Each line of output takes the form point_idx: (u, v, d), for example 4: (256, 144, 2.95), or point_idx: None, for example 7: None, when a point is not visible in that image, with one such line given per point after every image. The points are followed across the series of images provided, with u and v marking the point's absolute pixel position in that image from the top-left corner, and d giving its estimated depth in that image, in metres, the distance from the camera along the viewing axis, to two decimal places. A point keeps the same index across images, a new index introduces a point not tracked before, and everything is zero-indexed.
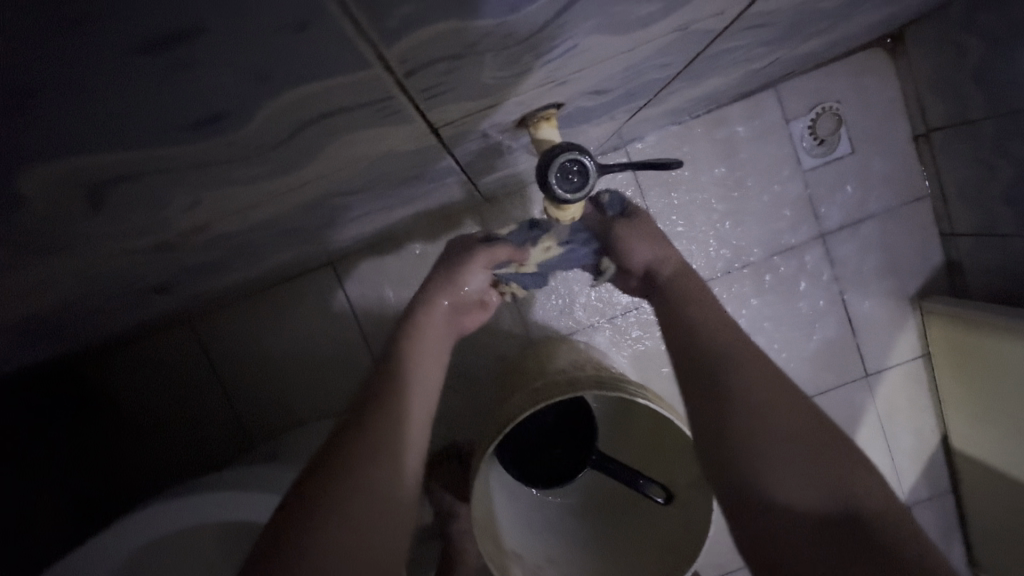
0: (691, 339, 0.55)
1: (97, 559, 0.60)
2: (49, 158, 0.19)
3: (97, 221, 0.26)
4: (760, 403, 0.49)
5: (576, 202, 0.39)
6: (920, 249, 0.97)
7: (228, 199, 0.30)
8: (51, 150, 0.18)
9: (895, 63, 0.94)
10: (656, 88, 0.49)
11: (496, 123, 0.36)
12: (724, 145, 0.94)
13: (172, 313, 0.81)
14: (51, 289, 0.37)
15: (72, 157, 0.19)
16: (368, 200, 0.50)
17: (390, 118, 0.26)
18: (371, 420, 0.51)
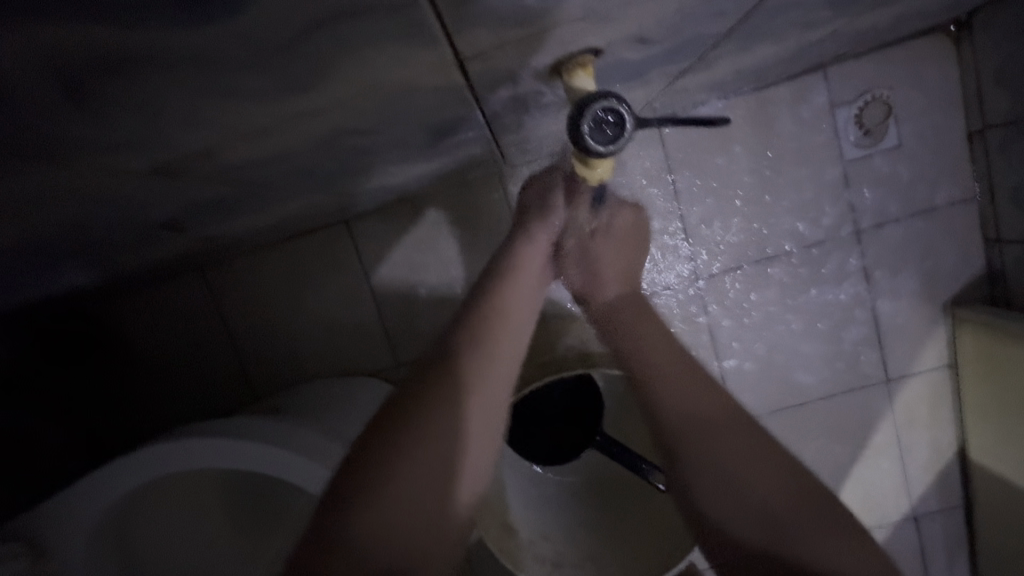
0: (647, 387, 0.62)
1: (102, 483, 0.62)
2: (42, 20, 0.18)
3: (91, 122, 0.25)
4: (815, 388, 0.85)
5: (609, 155, 0.37)
6: (962, 254, 0.91)
7: (234, 119, 0.29)
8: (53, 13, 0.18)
9: (958, 51, 0.88)
10: (703, 47, 0.45)
11: (529, 63, 0.34)
12: (764, 127, 0.89)
13: (183, 258, 0.80)
14: (47, 206, 0.35)
15: (67, 27, 0.19)
16: (384, 148, 0.47)
17: (408, 33, 0.25)
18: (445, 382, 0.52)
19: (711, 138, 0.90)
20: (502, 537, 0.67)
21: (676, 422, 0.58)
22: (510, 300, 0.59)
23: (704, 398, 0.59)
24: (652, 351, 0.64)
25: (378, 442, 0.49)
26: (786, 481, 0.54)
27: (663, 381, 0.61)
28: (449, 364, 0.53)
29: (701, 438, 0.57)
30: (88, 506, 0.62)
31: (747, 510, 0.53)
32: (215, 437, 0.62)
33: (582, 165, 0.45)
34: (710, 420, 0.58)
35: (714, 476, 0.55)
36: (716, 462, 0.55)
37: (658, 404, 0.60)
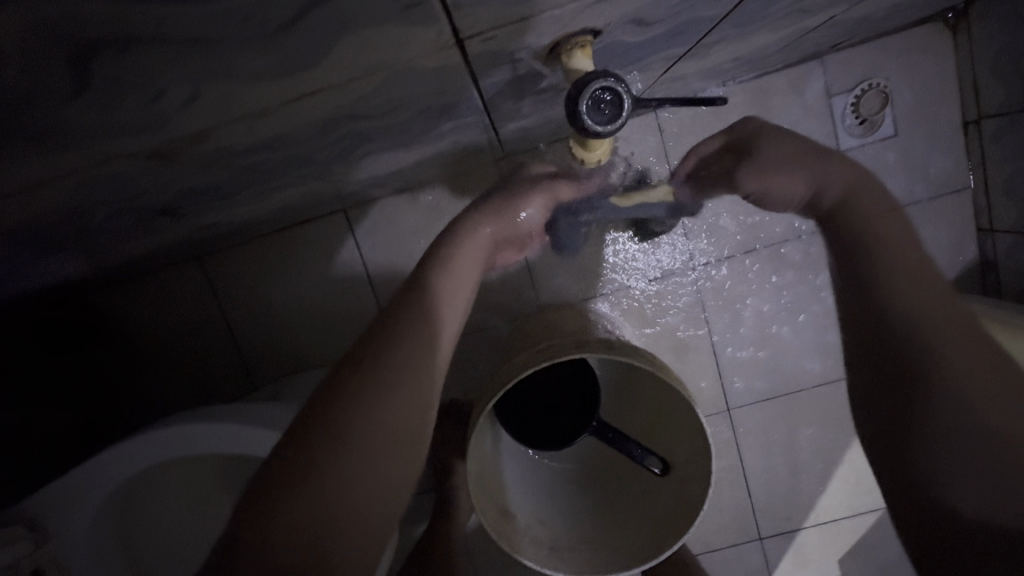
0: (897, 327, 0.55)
1: (105, 468, 0.62)
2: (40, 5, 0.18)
3: (88, 104, 0.25)
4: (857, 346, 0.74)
5: (607, 135, 0.37)
6: (955, 243, 0.92)
7: (231, 100, 0.29)
8: None
9: (954, 41, 0.88)
10: (700, 31, 0.45)
11: (526, 45, 0.34)
12: (761, 116, 0.90)
13: (181, 246, 0.80)
14: (45, 190, 0.35)
15: (65, 10, 0.19)
16: (384, 133, 0.47)
17: (407, 12, 0.25)
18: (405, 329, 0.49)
19: (708, 127, 0.90)
20: (501, 522, 0.68)
21: (959, 364, 0.52)
22: (459, 265, 0.57)
23: (916, 310, 0.55)
24: (886, 241, 0.60)
25: (325, 402, 0.45)
26: (1007, 401, 0.50)
27: (895, 277, 0.57)
28: (394, 323, 0.49)
29: (964, 363, 0.52)
30: (90, 491, 0.63)
31: (982, 482, 0.49)
32: (215, 423, 0.62)
33: (581, 148, 0.45)
34: (937, 323, 0.56)
35: (969, 407, 0.51)
36: (988, 394, 0.51)
37: (889, 293, 0.57)
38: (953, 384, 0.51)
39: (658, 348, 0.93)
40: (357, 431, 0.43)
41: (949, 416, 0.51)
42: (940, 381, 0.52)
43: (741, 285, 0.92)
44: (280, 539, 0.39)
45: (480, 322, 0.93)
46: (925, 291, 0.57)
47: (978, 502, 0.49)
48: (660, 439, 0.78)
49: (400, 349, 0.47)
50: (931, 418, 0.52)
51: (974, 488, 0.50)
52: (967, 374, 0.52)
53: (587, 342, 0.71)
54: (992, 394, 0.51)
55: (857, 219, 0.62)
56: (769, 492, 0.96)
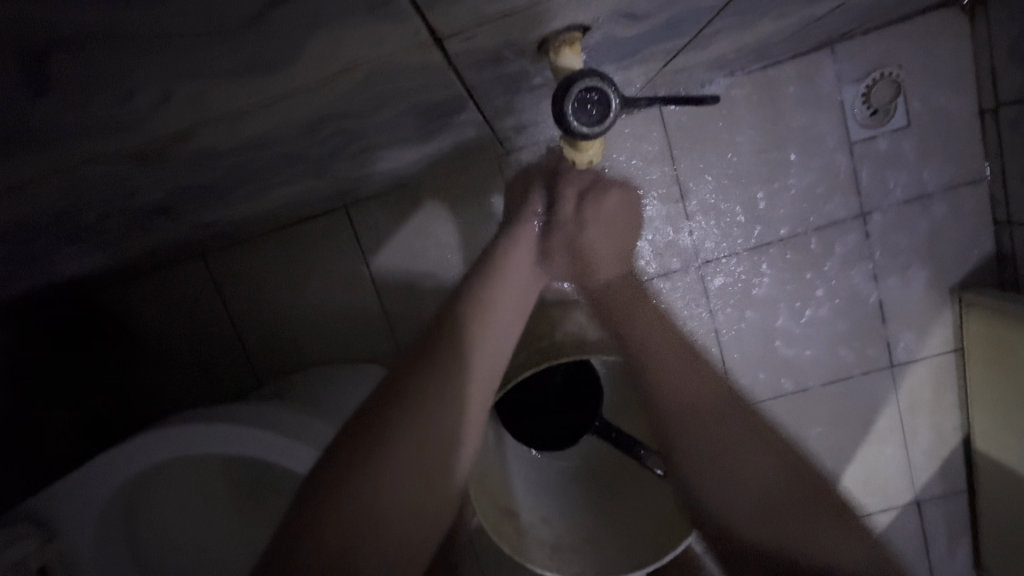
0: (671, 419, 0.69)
1: (107, 467, 0.63)
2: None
3: (56, 108, 0.24)
4: (686, 388, 0.70)
5: (594, 137, 0.36)
6: (970, 237, 0.89)
7: (206, 100, 0.28)
8: None
9: (971, 26, 0.85)
10: (698, 21, 0.43)
11: (511, 41, 0.33)
12: (768, 107, 0.87)
13: (182, 245, 0.80)
14: (29, 193, 0.35)
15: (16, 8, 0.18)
16: (375, 130, 0.47)
17: (379, 8, 0.24)
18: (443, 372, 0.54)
19: (714, 120, 0.88)
20: (501, 522, 0.68)
21: (743, 473, 0.64)
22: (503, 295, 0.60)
23: (722, 430, 0.67)
24: (664, 370, 0.71)
25: (367, 430, 0.51)
26: (767, 463, 0.66)
27: (692, 441, 0.67)
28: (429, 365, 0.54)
29: (696, 407, 0.69)
30: (92, 489, 0.63)
31: (746, 511, 0.64)
32: (213, 423, 0.62)
33: (571, 149, 0.44)
34: (702, 409, 0.68)
35: (686, 448, 0.67)
36: (743, 478, 0.64)
37: (685, 451, 0.68)
38: (714, 448, 0.66)
39: None
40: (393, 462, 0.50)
41: (711, 463, 0.66)
42: (697, 460, 0.67)
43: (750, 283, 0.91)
44: (320, 539, 0.47)
45: None
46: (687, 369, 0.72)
47: (748, 530, 0.63)
48: None
49: (437, 393, 0.53)
50: (691, 472, 0.67)
51: (748, 521, 0.63)
52: (711, 443, 0.66)
53: (587, 341, 0.70)
54: (712, 434, 0.66)
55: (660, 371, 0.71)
56: None
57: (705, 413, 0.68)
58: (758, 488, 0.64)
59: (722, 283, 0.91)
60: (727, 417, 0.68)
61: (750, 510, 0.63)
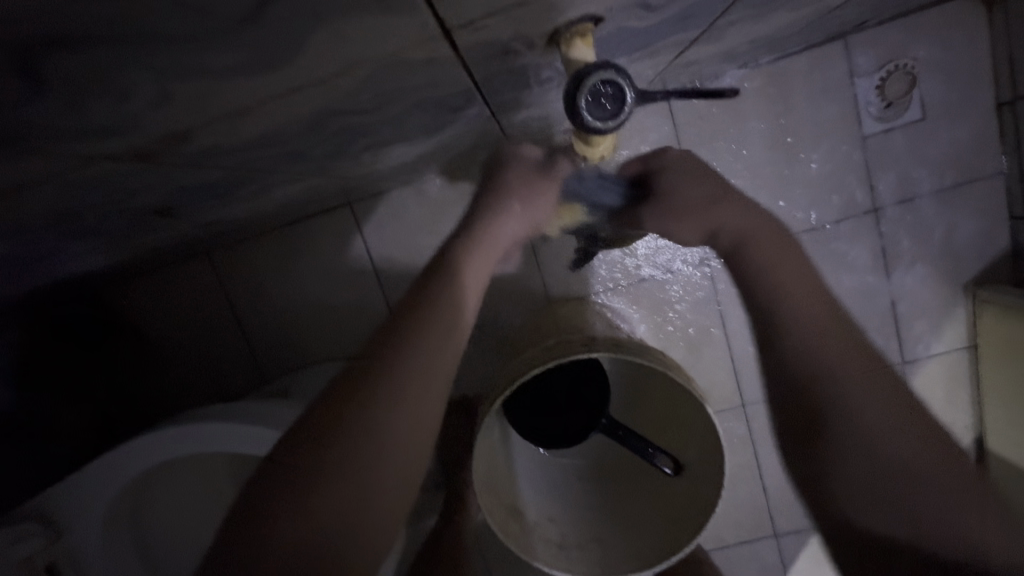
0: (791, 333, 0.51)
1: (112, 466, 0.63)
2: None
3: (53, 108, 0.24)
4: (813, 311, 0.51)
5: (608, 131, 0.35)
6: (985, 233, 0.88)
7: (205, 98, 0.27)
8: None
9: (989, 16, 0.83)
10: (712, 13, 0.42)
11: (521, 34, 0.32)
12: (779, 100, 0.86)
13: (187, 243, 0.79)
14: (29, 193, 0.34)
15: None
16: (381, 127, 0.46)
17: (385, 3, 0.23)
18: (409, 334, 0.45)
19: (724, 115, 0.86)
20: (508, 521, 0.67)
21: (886, 415, 0.46)
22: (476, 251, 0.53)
23: (840, 362, 0.49)
24: (783, 281, 0.53)
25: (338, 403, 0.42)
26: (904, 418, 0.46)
27: (828, 363, 0.49)
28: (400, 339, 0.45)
29: (823, 339, 0.50)
30: (95, 488, 0.63)
31: (878, 484, 0.45)
32: (220, 422, 0.61)
33: (583, 143, 0.43)
34: (825, 335, 0.50)
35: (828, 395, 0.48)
36: (904, 438, 0.46)
37: (818, 382, 0.49)
38: (853, 396, 0.47)
39: (668, 343, 0.91)
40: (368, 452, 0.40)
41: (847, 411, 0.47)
42: (838, 403, 0.47)
43: None
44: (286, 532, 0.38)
45: (488, 317, 0.91)
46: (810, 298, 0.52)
47: (884, 524, 0.44)
48: (671, 437, 0.75)
49: (397, 369, 0.43)
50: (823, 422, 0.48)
51: (873, 497, 0.45)
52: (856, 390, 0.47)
53: (594, 340, 0.69)
54: (861, 375, 0.48)
55: (756, 278, 0.55)
56: (784, 488, 0.93)
57: (852, 349, 0.49)
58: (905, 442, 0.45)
59: None
60: (854, 355, 0.49)
61: (887, 481, 0.45)
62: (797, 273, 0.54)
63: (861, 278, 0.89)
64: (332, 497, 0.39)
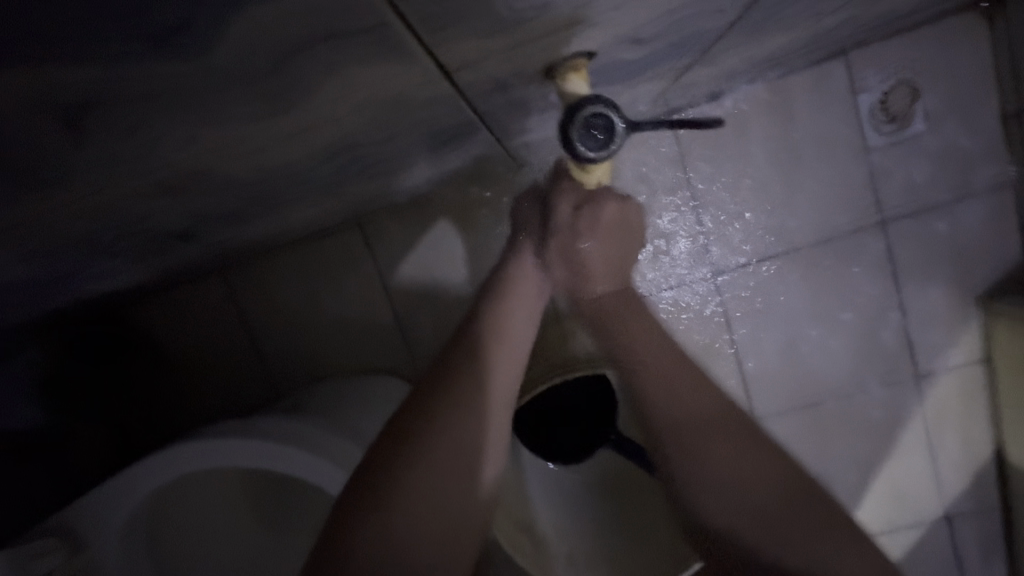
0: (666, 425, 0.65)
1: (134, 482, 0.65)
2: (29, 66, 0.19)
3: (89, 153, 0.26)
4: (706, 434, 0.62)
5: (601, 159, 0.38)
6: (996, 245, 0.87)
7: (227, 139, 0.30)
8: (36, 59, 0.18)
9: (991, 31, 0.83)
10: (706, 41, 0.44)
11: (519, 69, 0.34)
12: (781, 118, 0.87)
13: (205, 263, 0.82)
14: (62, 222, 0.37)
15: (49, 69, 0.19)
16: (390, 155, 0.48)
17: (389, 52, 0.25)
18: (446, 385, 0.56)
19: (728, 132, 0.88)
20: (518, 536, 0.68)
21: (724, 451, 0.62)
22: (499, 373, 0.59)
23: (694, 404, 0.64)
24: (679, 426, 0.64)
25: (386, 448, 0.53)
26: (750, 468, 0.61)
27: (695, 456, 0.63)
28: (419, 422, 0.55)
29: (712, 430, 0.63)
30: (117, 502, 0.65)
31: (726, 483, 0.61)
32: (229, 439, 0.63)
33: (580, 170, 0.45)
34: (710, 423, 0.63)
35: (700, 480, 0.63)
36: (730, 454, 0.62)
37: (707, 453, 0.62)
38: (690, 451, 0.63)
39: None
40: (419, 463, 0.53)
41: (705, 465, 0.62)
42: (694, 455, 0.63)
43: (774, 293, 0.89)
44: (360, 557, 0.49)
45: None
46: (693, 404, 0.64)
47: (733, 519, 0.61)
48: None
49: (425, 430, 0.54)
50: (700, 475, 0.63)
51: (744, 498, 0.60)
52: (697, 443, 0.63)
53: (601, 355, 0.70)
54: (736, 460, 0.61)
55: (674, 399, 0.66)
56: None
57: (713, 416, 0.63)
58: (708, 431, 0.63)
59: (763, 290, 0.90)
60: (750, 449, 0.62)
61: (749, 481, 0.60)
62: (693, 384, 0.65)
63: (872, 289, 0.89)
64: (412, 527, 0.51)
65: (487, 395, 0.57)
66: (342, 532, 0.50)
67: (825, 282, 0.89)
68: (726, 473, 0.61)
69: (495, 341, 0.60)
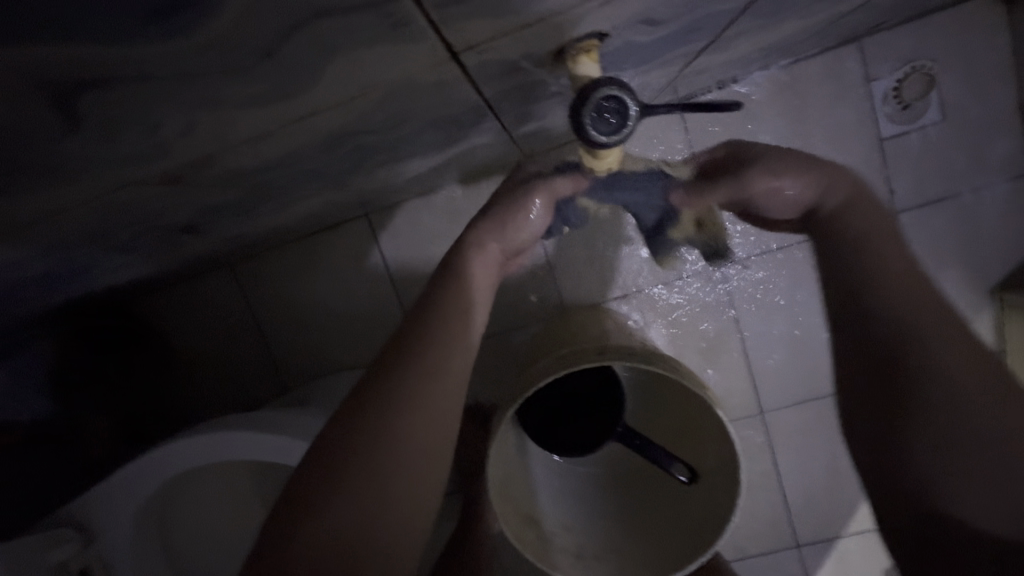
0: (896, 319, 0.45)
1: (142, 475, 0.65)
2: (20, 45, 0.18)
3: (87, 140, 0.25)
4: (932, 338, 0.44)
5: (613, 144, 0.36)
6: (1013, 234, 0.85)
7: (228, 126, 0.29)
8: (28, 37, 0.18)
9: (1009, 15, 0.81)
10: (719, 24, 0.43)
11: (528, 53, 0.33)
12: (793, 106, 0.85)
13: (211, 255, 0.82)
14: (67, 216, 0.37)
15: (42, 49, 0.19)
16: (396, 144, 0.47)
17: (394, 31, 0.24)
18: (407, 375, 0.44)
19: (737, 122, 0.86)
20: (524, 529, 0.68)
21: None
22: (456, 346, 0.47)
23: (912, 304, 0.45)
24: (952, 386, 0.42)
25: (336, 430, 0.43)
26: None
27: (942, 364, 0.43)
28: (364, 399, 0.44)
29: (953, 357, 0.43)
30: (126, 495, 0.66)
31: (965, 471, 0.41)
32: (236, 431, 0.62)
33: (590, 157, 0.44)
34: (944, 344, 0.44)
35: (946, 420, 0.42)
36: (966, 375, 0.42)
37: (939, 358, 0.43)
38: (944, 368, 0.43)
39: (684, 352, 0.90)
40: (382, 451, 0.42)
41: (949, 405, 0.42)
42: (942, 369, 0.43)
43: (784, 286, 0.88)
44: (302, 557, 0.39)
45: (504, 326, 0.92)
46: (922, 294, 0.46)
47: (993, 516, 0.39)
48: (687, 445, 0.75)
49: (382, 414, 0.43)
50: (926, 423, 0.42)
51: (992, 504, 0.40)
52: (947, 350, 0.43)
53: (608, 347, 0.69)
54: (970, 376, 0.42)
55: (873, 255, 0.48)
56: (805, 499, 0.91)
57: (975, 354, 0.43)
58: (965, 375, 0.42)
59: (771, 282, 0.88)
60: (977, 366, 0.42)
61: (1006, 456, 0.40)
62: (912, 266, 0.47)
63: None
64: (352, 539, 0.40)
65: (439, 368, 0.45)
66: (301, 514, 0.40)
67: None
68: (964, 392, 0.42)
69: (458, 309, 0.49)
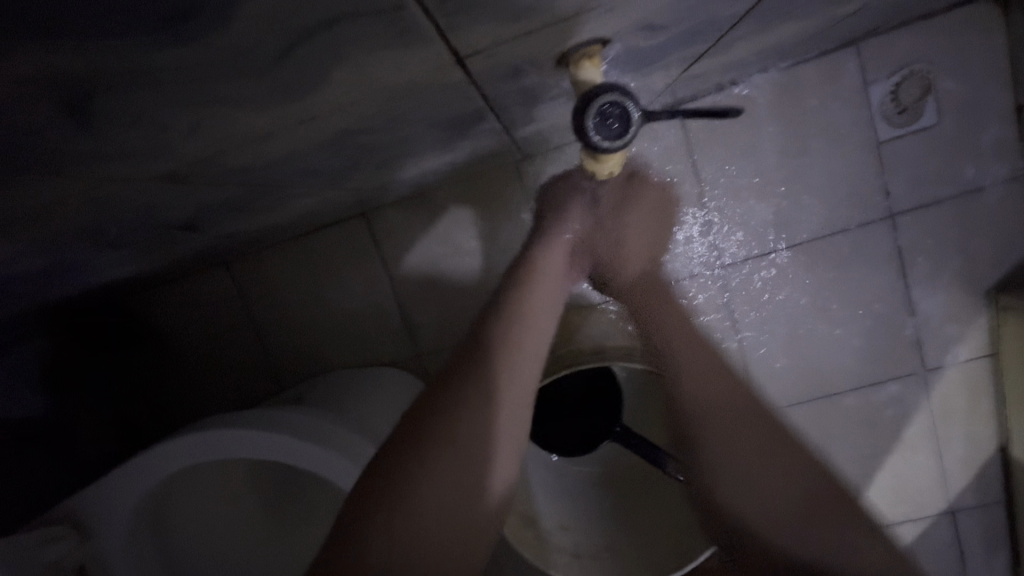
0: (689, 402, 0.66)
1: (138, 473, 0.65)
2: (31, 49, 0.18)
3: (93, 140, 0.25)
4: (749, 454, 0.61)
5: (615, 149, 0.37)
6: (1006, 238, 0.86)
7: (234, 126, 0.29)
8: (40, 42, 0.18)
9: (1005, 21, 0.82)
10: (720, 29, 0.43)
11: (532, 57, 0.33)
12: (791, 108, 0.86)
13: (209, 253, 0.82)
14: (67, 212, 0.37)
15: (53, 54, 0.19)
16: (396, 144, 0.47)
17: (402, 37, 0.24)
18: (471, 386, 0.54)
19: (736, 124, 0.86)
20: (522, 528, 0.68)
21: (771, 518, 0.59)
22: (512, 374, 0.56)
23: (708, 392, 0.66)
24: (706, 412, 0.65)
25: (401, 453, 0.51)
26: (760, 440, 0.62)
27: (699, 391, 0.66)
28: (426, 427, 0.52)
29: (711, 399, 0.65)
30: (124, 492, 0.66)
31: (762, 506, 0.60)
32: (234, 429, 0.63)
33: (591, 160, 0.44)
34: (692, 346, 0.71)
35: (721, 485, 0.63)
36: (755, 476, 0.60)
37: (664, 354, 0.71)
38: (710, 429, 0.64)
39: None
40: (439, 473, 0.50)
41: (726, 462, 0.62)
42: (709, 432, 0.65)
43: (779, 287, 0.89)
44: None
45: None
46: (704, 373, 0.67)
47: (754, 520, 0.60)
48: None
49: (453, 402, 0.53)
50: (719, 484, 0.63)
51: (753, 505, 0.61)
52: (711, 398, 0.65)
53: (606, 348, 0.69)
54: (752, 457, 0.61)
55: (664, 333, 0.72)
56: None
57: (780, 439, 0.62)
58: (753, 430, 0.62)
59: (767, 283, 0.89)
60: (788, 452, 0.61)
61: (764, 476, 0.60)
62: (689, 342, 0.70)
63: (879, 284, 0.88)
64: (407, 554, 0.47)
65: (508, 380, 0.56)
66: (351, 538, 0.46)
67: (831, 275, 0.88)
68: (742, 463, 0.61)
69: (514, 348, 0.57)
